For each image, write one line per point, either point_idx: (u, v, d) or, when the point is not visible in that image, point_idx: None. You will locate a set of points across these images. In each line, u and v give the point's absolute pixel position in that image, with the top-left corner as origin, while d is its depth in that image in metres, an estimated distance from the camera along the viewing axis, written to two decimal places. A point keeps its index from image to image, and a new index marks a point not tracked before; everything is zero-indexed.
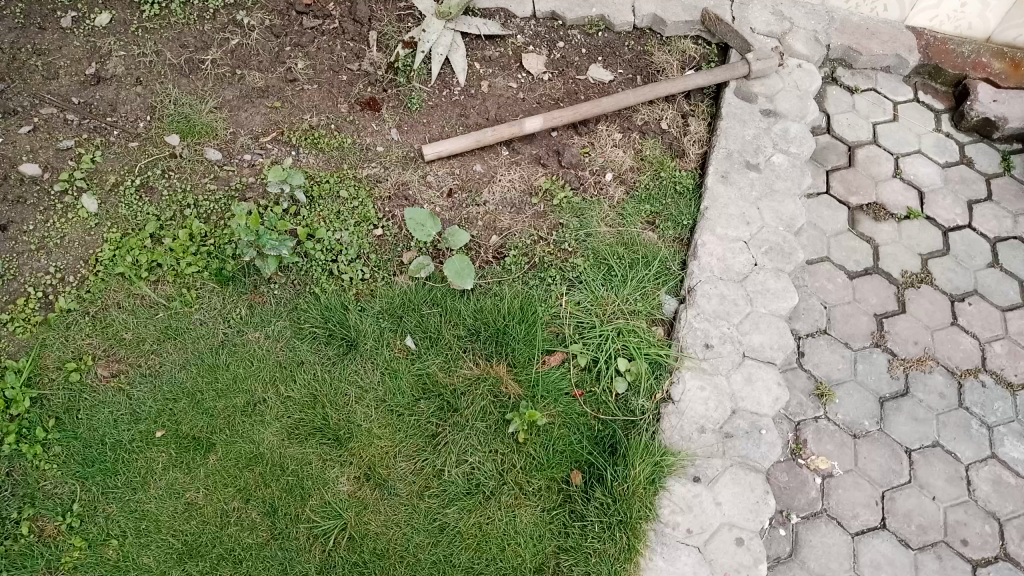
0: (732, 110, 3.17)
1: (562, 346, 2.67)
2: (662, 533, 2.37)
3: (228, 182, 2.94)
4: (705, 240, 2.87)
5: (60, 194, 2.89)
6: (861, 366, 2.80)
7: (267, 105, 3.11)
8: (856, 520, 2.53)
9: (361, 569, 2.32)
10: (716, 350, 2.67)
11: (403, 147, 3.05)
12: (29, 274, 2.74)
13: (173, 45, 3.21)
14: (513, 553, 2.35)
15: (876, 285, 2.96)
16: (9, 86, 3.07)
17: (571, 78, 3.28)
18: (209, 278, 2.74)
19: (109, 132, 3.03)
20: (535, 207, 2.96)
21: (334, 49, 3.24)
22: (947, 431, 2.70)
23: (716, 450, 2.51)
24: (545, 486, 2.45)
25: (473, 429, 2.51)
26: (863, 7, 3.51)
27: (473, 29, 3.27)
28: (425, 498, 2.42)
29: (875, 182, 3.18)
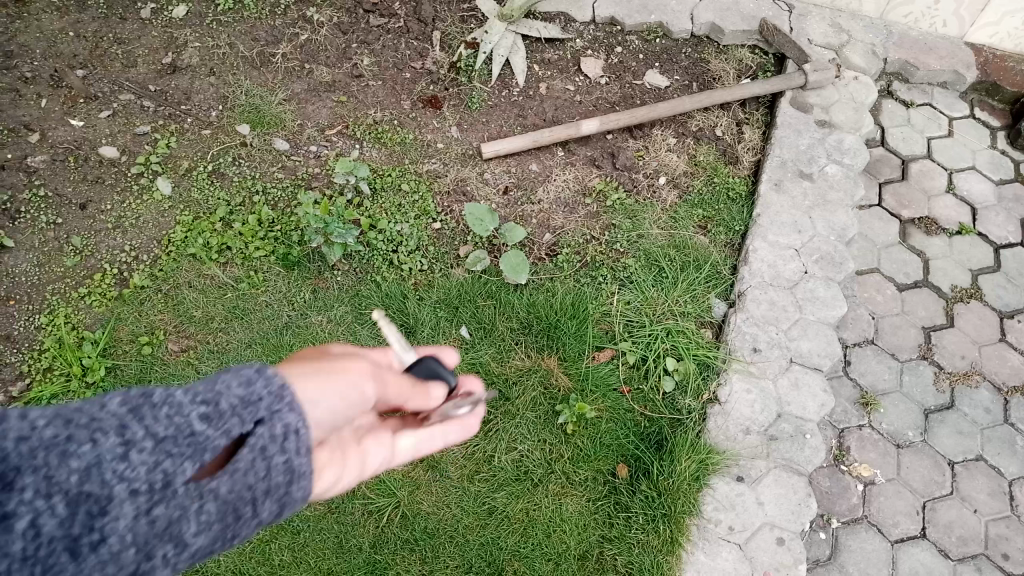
0: (787, 119, 3.21)
1: (611, 343, 2.75)
2: (704, 529, 2.43)
3: (295, 172, 3.06)
4: (757, 246, 2.93)
5: (136, 176, 3.03)
6: (907, 377, 2.83)
7: (334, 99, 3.21)
8: (896, 528, 2.57)
9: (412, 546, 2.45)
10: (764, 354, 2.72)
11: (462, 145, 3.15)
12: (105, 251, 2.90)
13: (246, 38, 3.33)
14: (558, 539, 2.44)
15: (925, 298, 2.98)
16: (90, 72, 3.21)
17: (628, 83, 3.34)
18: (275, 262, 2.87)
19: (183, 119, 3.15)
20: (589, 207, 3.03)
21: (399, 48, 3.33)
22: (992, 446, 2.72)
23: (760, 452, 2.57)
24: (591, 477, 2.54)
25: (523, 419, 2.61)
26: (923, 22, 3.49)
27: (533, 32, 3.32)
28: (476, 481, 2.54)
29: (927, 196, 3.20)
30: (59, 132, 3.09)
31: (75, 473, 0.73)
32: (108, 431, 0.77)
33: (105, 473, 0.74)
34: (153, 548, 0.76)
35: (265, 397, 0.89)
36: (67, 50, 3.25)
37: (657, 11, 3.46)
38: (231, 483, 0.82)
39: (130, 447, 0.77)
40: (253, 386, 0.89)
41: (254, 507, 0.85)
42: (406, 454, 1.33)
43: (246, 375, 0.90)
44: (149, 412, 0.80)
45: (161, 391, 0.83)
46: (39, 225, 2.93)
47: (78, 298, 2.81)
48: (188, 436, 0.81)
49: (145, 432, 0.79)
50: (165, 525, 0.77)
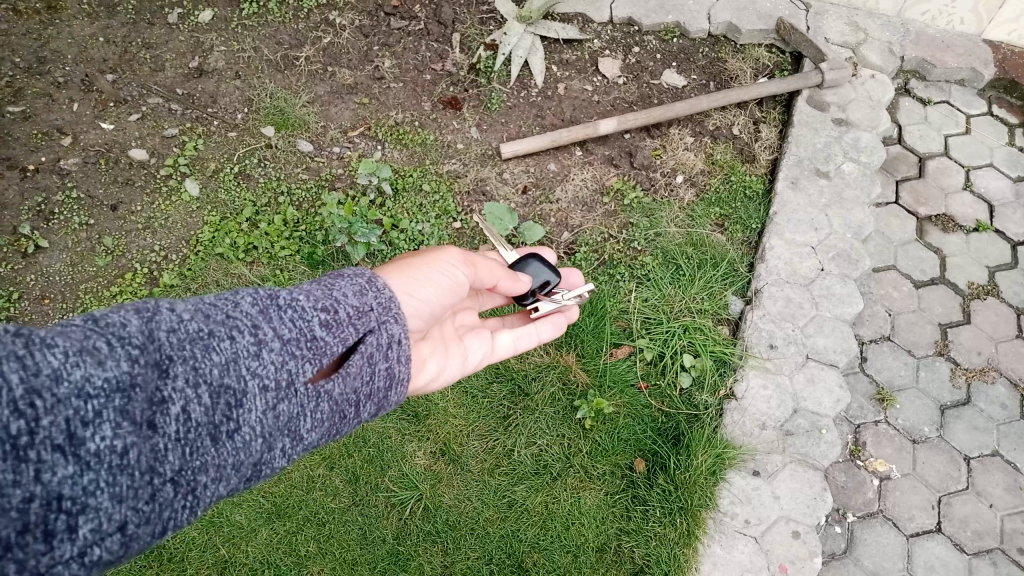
0: (803, 118, 3.23)
1: (629, 340, 2.79)
2: (720, 522, 2.49)
3: (318, 173, 3.13)
4: (773, 244, 2.96)
5: (165, 178, 3.11)
6: (923, 373, 2.85)
7: (356, 101, 3.27)
8: (911, 522, 2.61)
9: (434, 538, 2.52)
10: (780, 351, 2.76)
11: (482, 145, 3.20)
12: (136, 251, 2.99)
13: (270, 41, 3.37)
14: (576, 531, 2.50)
15: (942, 294, 3.00)
16: (119, 76, 3.29)
17: (645, 83, 3.38)
18: (300, 261, 2.95)
19: (209, 122, 3.23)
20: (606, 206, 3.08)
21: (419, 50, 3.37)
22: (1007, 441, 2.75)
23: (776, 447, 2.60)
24: (609, 471, 2.59)
25: (542, 414, 2.66)
26: (940, 20, 3.49)
27: (552, 34, 3.35)
28: (496, 475, 2.60)
29: (944, 193, 3.22)
30: (91, 136, 3.18)
31: (222, 365, 1.11)
32: (249, 335, 1.16)
33: (245, 367, 1.13)
34: (277, 428, 1.16)
35: (375, 309, 1.34)
36: (97, 55, 3.32)
37: (674, 11, 3.49)
38: (332, 379, 1.25)
39: (263, 347, 1.17)
40: (363, 297, 1.34)
41: (343, 397, 1.27)
42: (504, 347, 1.96)
43: (359, 289, 1.35)
44: (276, 317, 1.21)
45: (285, 299, 1.25)
46: (72, 226, 3.03)
47: (110, 296, 2.91)
48: (305, 342, 1.22)
49: (274, 335, 1.19)
50: (286, 412, 1.17)
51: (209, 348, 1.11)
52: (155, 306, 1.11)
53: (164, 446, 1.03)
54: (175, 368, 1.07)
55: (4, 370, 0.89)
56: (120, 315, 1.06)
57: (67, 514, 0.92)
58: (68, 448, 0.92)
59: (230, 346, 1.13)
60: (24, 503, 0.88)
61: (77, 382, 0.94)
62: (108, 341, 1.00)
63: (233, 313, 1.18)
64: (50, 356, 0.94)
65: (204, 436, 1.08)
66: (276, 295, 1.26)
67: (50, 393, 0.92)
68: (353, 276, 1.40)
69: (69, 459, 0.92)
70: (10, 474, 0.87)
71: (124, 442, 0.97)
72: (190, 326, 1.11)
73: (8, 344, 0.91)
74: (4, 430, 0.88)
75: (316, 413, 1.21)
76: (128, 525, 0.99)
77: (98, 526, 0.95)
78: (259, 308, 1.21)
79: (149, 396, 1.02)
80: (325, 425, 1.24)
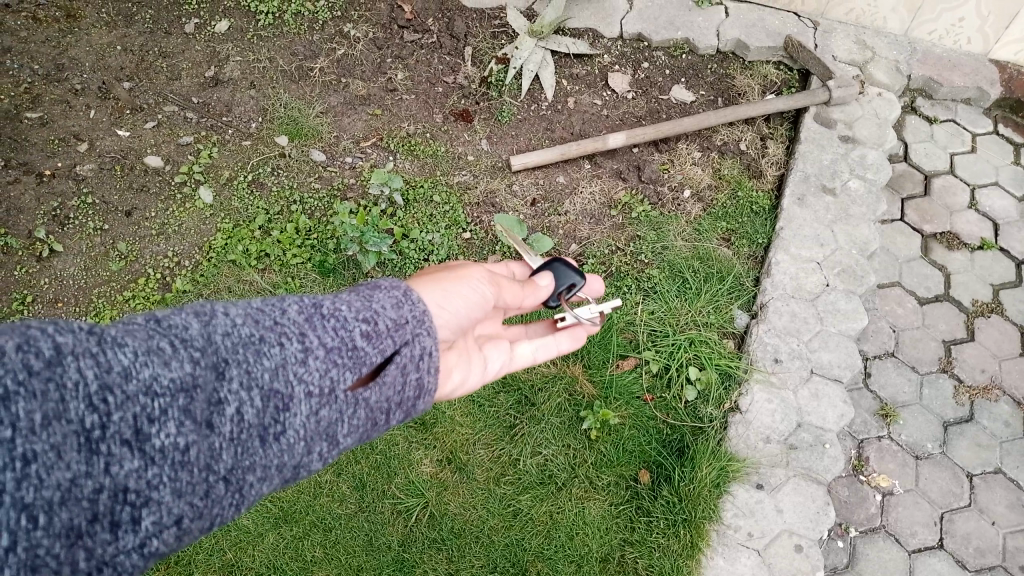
0: (811, 135, 3.27)
1: (635, 352, 2.81)
2: (724, 534, 2.51)
3: (331, 182, 3.17)
4: (779, 259, 2.99)
5: (179, 185, 3.16)
6: (927, 390, 2.87)
7: (368, 112, 3.32)
8: (914, 538, 2.63)
9: (439, 545, 2.54)
10: (785, 365, 2.78)
11: (492, 157, 3.25)
12: (150, 257, 3.03)
13: (285, 52, 3.43)
14: (580, 542, 2.52)
15: (946, 312, 3.03)
16: (136, 84, 3.34)
17: (654, 98, 3.42)
18: (312, 269, 2.99)
19: (224, 131, 3.27)
20: (614, 219, 3.11)
21: (432, 63, 3.42)
22: (1010, 459, 2.76)
23: (780, 460, 2.63)
24: (613, 482, 2.62)
25: (548, 424, 2.69)
26: (947, 39, 3.52)
27: (562, 48, 3.40)
28: (501, 484, 2.62)
29: (950, 211, 3.24)
30: (107, 142, 3.23)
31: (272, 370, 1.16)
32: (297, 343, 1.21)
33: (293, 373, 1.18)
34: (318, 433, 1.21)
35: (410, 322, 1.37)
36: (115, 63, 3.37)
37: (684, 27, 3.52)
38: (370, 388, 1.29)
39: (309, 354, 1.21)
40: (400, 309, 1.37)
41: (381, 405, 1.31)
42: (523, 358, 2.01)
43: (396, 302, 1.38)
44: (321, 325, 1.26)
45: (329, 309, 1.30)
46: (87, 230, 3.07)
47: (123, 300, 2.95)
48: (347, 351, 1.26)
49: (319, 343, 1.23)
50: (328, 417, 1.22)
51: (261, 353, 1.16)
52: (212, 309, 1.18)
53: (219, 445, 1.10)
54: (231, 371, 1.12)
55: (82, 366, 0.99)
56: (182, 319, 1.14)
57: (132, 505, 1.01)
58: (135, 442, 1.01)
59: (279, 351, 1.18)
60: (94, 493, 0.97)
61: (144, 380, 1.03)
62: (171, 342, 1.09)
63: (282, 319, 1.23)
64: (120, 354, 1.03)
65: (254, 436, 1.14)
66: (321, 304, 1.30)
67: (120, 389, 1.01)
68: (389, 288, 1.42)
69: (135, 453, 1.01)
70: (83, 464, 0.97)
71: (186, 439, 1.06)
72: (241, 330, 1.17)
73: (84, 342, 1.01)
74: (79, 422, 0.97)
75: (353, 420, 1.26)
76: (184, 519, 1.07)
77: (158, 519, 1.04)
78: (306, 316, 1.26)
79: (207, 397, 1.09)
80: (361, 432, 1.29)
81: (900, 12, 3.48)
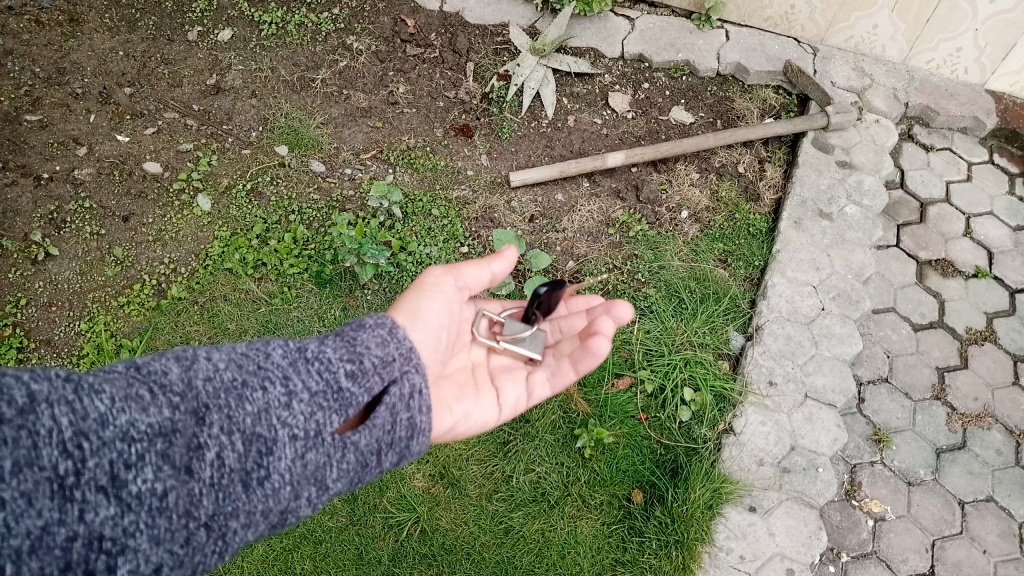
0: (809, 159, 3.29)
1: (631, 371, 2.81)
2: (716, 556, 2.50)
3: (330, 193, 3.17)
4: (776, 281, 3.00)
5: (177, 191, 3.15)
6: (919, 417, 2.88)
7: (369, 124, 3.32)
8: (905, 565, 2.63)
9: (430, 561, 2.53)
10: (779, 388, 2.78)
11: (491, 173, 3.25)
12: (145, 263, 3.02)
13: (288, 63, 3.43)
14: (571, 561, 2.51)
15: (940, 338, 3.04)
16: (137, 90, 3.34)
17: (654, 118, 3.44)
18: (309, 279, 2.97)
19: (224, 139, 3.27)
20: (611, 237, 3.12)
21: (434, 77, 3.43)
22: (1002, 487, 2.77)
23: (773, 483, 2.62)
24: (606, 501, 2.61)
25: (542, 441, 2.68)
26: (945, 69, 3.56)
27: (564, 67, 3.42)
28: (493, 500, 2.61)
29: (944, 239, 3.26)
30: (106, 147, 3.22)
31: (256, 414, 1.27)
32: (279, 385, 1.33)
33: (276, 416, 1.29)
34: (304, 476, 1.31)
35: (397, 360, 1.53)
36: (116, 68, 3.37)
37: (685, 50, 3.55)
38: (357, 431, 1.40)
39: (293, 397, 1.33)
40: (386, 348, 1.53)
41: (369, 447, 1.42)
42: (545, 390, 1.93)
43: (382, 340, 1.54)
44: (305, 369, 1.38)
45: (313, 353, 1.43)
46: (83, 235, 3.06)
47: (117, 306, 2.94)
48: (332, 394, 1.38)
49: (304, 386, 1.36)
50: (314, 460, 1.32)
51: (243, 397, 1.28)
52: (194, 356, 1.29)
53: (200, 490, 1.18)
54: (212, 416, 1.23)
55: (56, 413, 1.07)
56: (162, 366, 1.24)
57: (107, 554, 1.06)
58: (110, 489, 1.09)
59: (263, 396, 1.30)
60: (67, 541, 1.03)
61: (120, 427, 1.12)
62: (150, 389, 1.18)
63: (266, 364, 1.35)
64: (97, 401, 1.11)
65: (237, 481, 1.23)
66: (305, 348, 1.43)
67: (96, 436, 1.09)
68: (376, 326, 1.58)
69: (111, 500, 1.08)
70: (56, 512, 1.03)
71: (164, 485, 1.14)
72: (224, 374, 1.29)
73: (60, 390, 1.09)
74: (52, 469, 1.04)
75: (343, 463, 1.36)
76: (164, 567, 1.12)
77: (134, 568, 1.09)
78: (290, 360, 1.39)
79: (187, 442, 1.18)
80: (350, 475, 1.38)
81: (898, 41, 3.52)
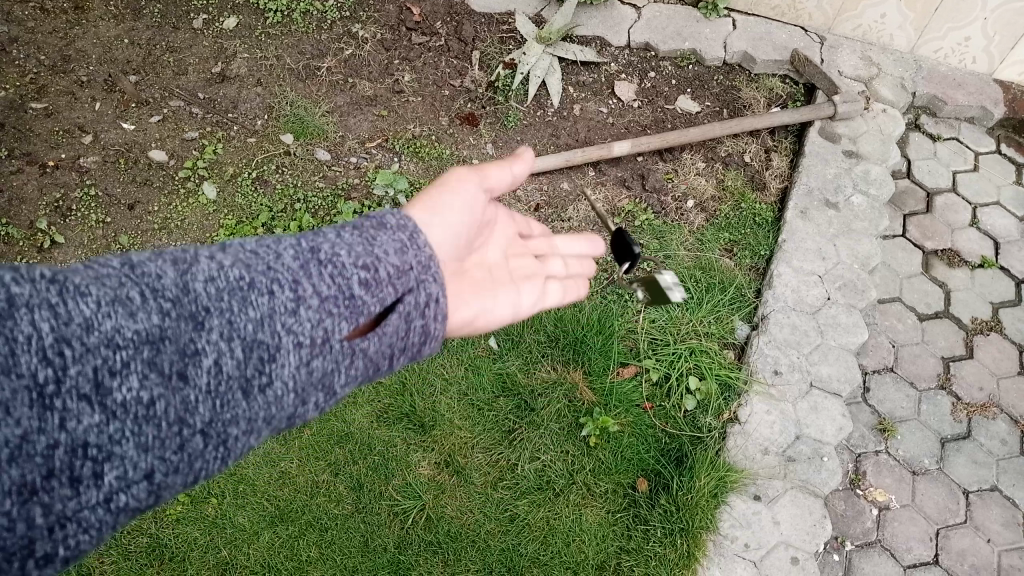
0: (815, 148, 3.28)
1: (636, 360, 2.82)
2: (721, 544, 2.51)
3: (335, 181, 3.16)
4: (781, 271, 3.00)
5: (183, 179, 3.15)
6: (925, 406, 2.88)
7: (375, 113, 3.31)
8: (909, 553, 2.63)
9: (436, 548, 2.53)
10: (784, 377, 2.79)
11: (497, 162, 3.24)
12: (152, 251, 3.02)
13: (293, 51, 3.42)
14: (576, 549, 2.52)
15: (946, 328, 3.04)
16: (142, 78, 3.33)
17: (660, 107, 3.43)
18: None
19: (229, 127, 3.27)
20: (617, 227, 3.11)
21: (439, 66, 3.43)
22: (1007, 476, 2.77)
23: (778, 472, 2.63)
24: (611, 490, 2.62)
25: (548, 430, 2.69)
26: (952, 58, 3.55)
27: (570, 56, 3.41)
28: (498, 489, 2.62)
29: (951, 229, 3.26)
30: (112, 135, 3.22)
31: (255, 321, 1.16)
32: (284, 289, 1.22)
33: (281, 323, 1.19)
34: (310, 383, 1.23)
35: (414, 270, 1.41)
36: (121, 56, 3.37)
37: (691, 38, 3.53)
38: (369, 337, 1.32)
39: (302, 303, 1.22)
40: (404, 256, 1.41)
41: (381, 357, 1.35)
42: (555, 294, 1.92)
43: (400, 248, 1.42)
44: (316, 274, 1.27)
45: (327, 255, 1.31)
46: (90, 223, 3.06)
47: None
48: (344, 300, 1.28)
49: (312, 292, 1.24)
50: (320, 367, 1.23)
51: (246, 301, 1.17)
52: (193, 257, 1.18)
53: (195, 397, 1.10)
54: (211, 320, 1.13)
55: (36, 319, 0.99)
56: (157, 268, 1.13)
57: (93, 460, 1.01)
58: (95, 397, 1.02)
59: (267, 301, 1.19)
60: (48, 449, 0.98)
61: (107, 333, 1.04)
62: (141, 293, 1.09)
63: (275, 265, 1.24)
64: (82, 305, 1.03)
65: (236, 389, 1.14)
66: (317, 249, 1.32)
67: (80, 342, 1.01)
68: (398, 230, 1.47)
69: (95, 407, 1.02)
70: (36, 420, 0.97)
71: (150, 393, 1.06)
72: (229, 275, 1.18)
73: (44, 294, 1.01)
74: (30, 377, 0.97)
75: (352, 369, 1.28)
76: (155, 473, 1.08)
77: (123, 474, 1.04)
78: (301, 262, 1.27)
79: (179, 348, 1.10)
80: (359, 380, 1.32)
81: (906, 30, 3.50)
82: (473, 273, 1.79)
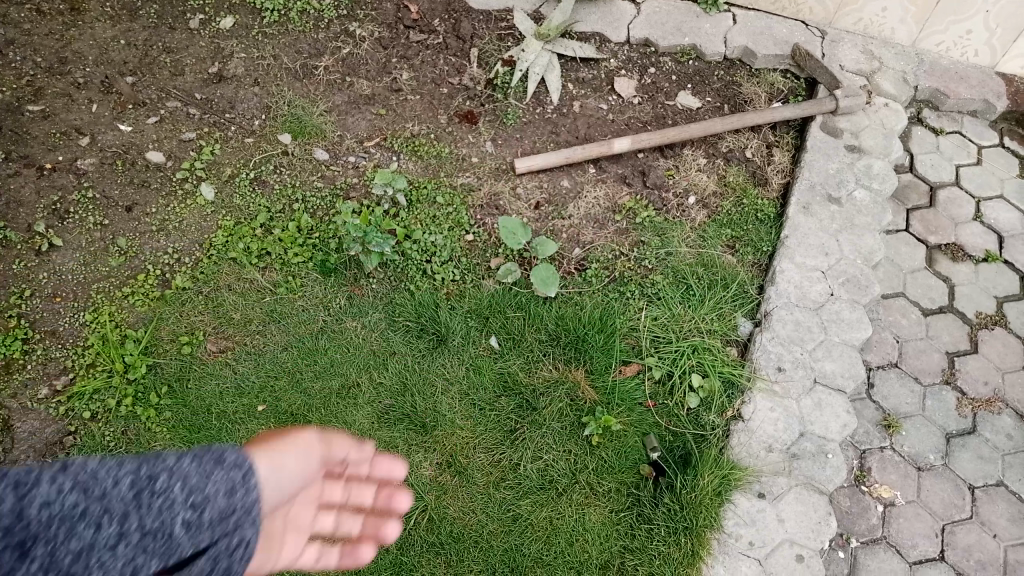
0: (817, 143, 3.26)
1: (638, 358, 2.81)
2: (725, 542, 2.49)
3: (334, 181, 3.15)
4: (784, 267, 2.97)
5: (181, 181, 3.13)
6: (929, 402, 2.86)
7: (373, 112, 3.30)
8: (915, 550, 2.61)
9: (438, 549, 2.52)
10: (788, 374, 2.76)
11: (496, 160, 3.22)
12: (149, 253, 2.99)
13: (290, 50, 3.40)
14: (580, 548, 2.51)
15: (950, 323, 3.01)
16: (139, 79, 3.31)
17: (660, 103, 3.41)
18: (313, 268, 2.95)
19: (227, 127, 3.25)
20: (618, 224, 3.09)
21: (437, 63, 3.40)
22: (1013, 472, 2.75)
23: (782, 469, 2.61)
24: (615, 489, 2.59)
25: (550, 429, 2.67)
26: (954, 51, 3.52)
27: (569, 52, 3.39)
28: (501, 489, 2.60)
29: (954, 223, 3.23)
30: (109, 136, 3.19)
31: (73, 557, 1.13)
32: (110, 526, 1.19)
33: (97, 559, 1.16)
34: None
35: (240, 508, 1.33)
36: (118, 57, 3.34)
37: (691, 34, 3.51)
38: None
39: (122, 539, 1.19)
40: (233, 495, 1.33)
41: None
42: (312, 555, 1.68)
43: (231, 486, 1.33)
44: (148, 507, 1.23)
45: (162, 485, 1.26)
46: (87, 225, 3.02)
47: (122, 296, 2.90)
48: (162, 539, 1.23)
49: (137, 527, 1.21)
50: None
51: (73, 531, 1.15)
52: (34, 476, 1.15)
53: None
54: (36, 550, 1.10)
55: None
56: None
57: None
58: None
59: (92, 533, 1.17)
60: None
61: None
62: None
63: (110, 492, 1.21)
64: None
65: None
66: (156, 475, 1.27)
67: None
68: (235, 463, 1.37)
69: None
70: None
71: None
72: (65, 500, 1.16)
73: None
74: None
75: None
76: None
77: None
78: (134, 491, 1.24)
79: None
80: None
81: (908, 23, 3.48)
82: (286, 515, 1.62)
